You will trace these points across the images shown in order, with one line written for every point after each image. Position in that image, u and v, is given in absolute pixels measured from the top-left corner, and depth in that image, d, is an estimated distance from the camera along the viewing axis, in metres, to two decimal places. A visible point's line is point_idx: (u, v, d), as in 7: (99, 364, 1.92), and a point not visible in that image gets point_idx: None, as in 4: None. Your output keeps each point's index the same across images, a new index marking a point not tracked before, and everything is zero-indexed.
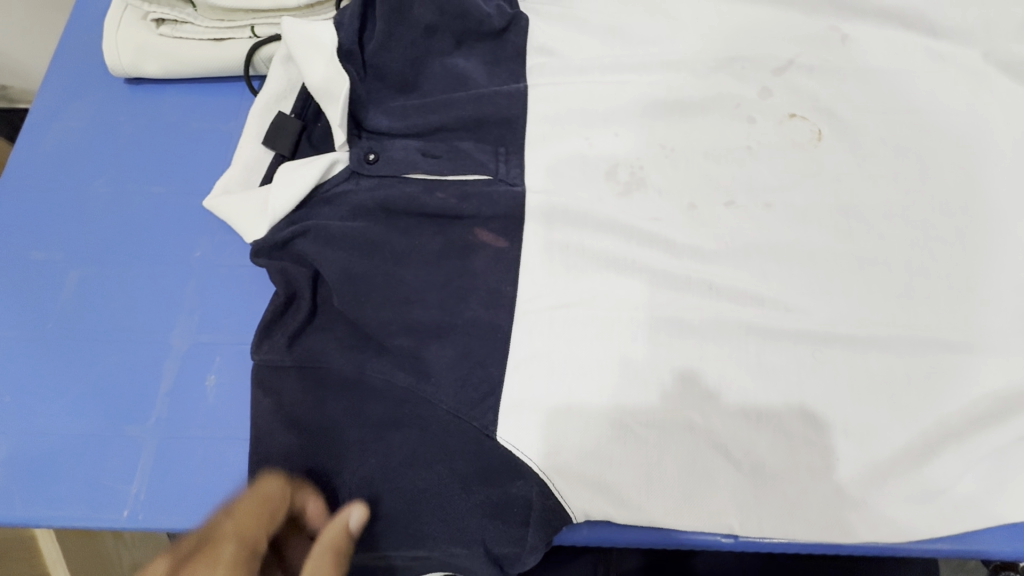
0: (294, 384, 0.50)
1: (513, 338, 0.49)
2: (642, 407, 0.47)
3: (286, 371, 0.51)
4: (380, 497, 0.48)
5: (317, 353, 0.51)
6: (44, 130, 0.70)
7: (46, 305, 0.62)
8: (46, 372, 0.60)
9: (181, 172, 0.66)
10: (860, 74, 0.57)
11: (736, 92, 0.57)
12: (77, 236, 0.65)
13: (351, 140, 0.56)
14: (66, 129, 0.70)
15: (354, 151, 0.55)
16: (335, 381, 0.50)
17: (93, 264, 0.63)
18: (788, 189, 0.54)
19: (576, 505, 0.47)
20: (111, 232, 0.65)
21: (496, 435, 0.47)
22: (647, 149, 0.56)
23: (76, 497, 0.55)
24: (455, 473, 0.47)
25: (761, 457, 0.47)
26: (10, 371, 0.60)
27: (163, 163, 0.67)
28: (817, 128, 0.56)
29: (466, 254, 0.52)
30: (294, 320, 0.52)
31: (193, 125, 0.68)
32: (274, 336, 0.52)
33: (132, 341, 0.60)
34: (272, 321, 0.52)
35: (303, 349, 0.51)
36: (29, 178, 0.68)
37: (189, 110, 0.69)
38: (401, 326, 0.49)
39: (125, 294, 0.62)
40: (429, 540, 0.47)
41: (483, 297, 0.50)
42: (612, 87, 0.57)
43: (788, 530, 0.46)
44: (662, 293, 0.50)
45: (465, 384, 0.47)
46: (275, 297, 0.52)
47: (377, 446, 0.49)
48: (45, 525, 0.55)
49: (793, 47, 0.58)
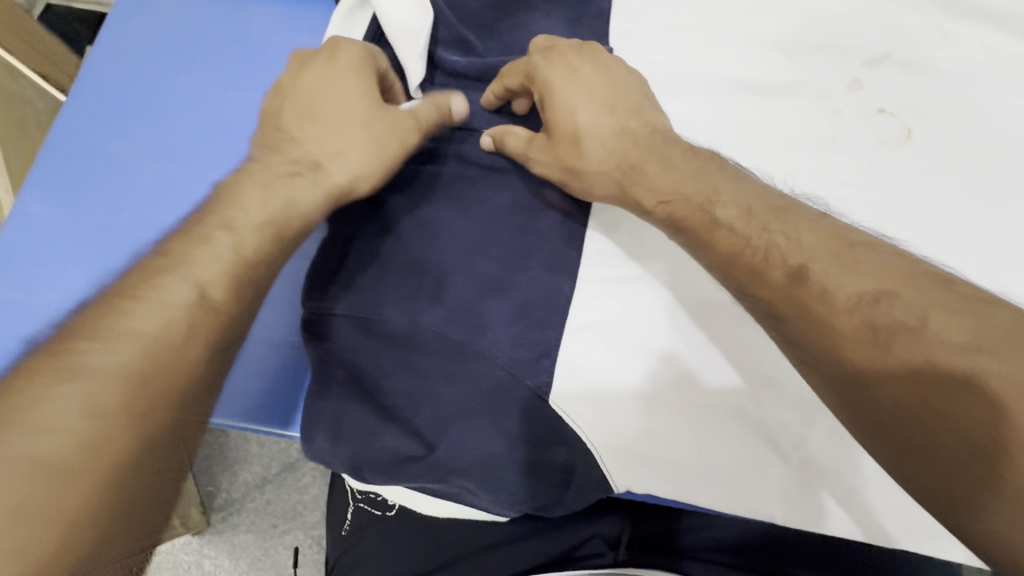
0: (337, 337, 0.47)
1: (574, 303, 0.48)
2: (698, 388, 0.47)
3: (335, 321, 0.48)
4: (440, 456, 0.45)
5: (374, 305, 0.47)
6: (125, 23, 0.66)
7: (120, 193, 0.61)
8: (97, 253, 0.59)
9: (265, 80, 0.64)
10: (957, 75, 0.55)
11: (823, 82, 0.56)
12: (159, 131, 0.63)
13: (423, 86, 0.55)
14: (150, 23, 0.66)
15: (426, 97, 0.54)
16: (386, 335, 0.46)
17: (173, 161, 0.62)
18: (867, 184, 0.53)
19: (620, 479, 0.47)
20: (189, 131, 0.63)
21: (548, 398, 0.46)
22: (728, 128, 0.55)
23: None
24: (500, 430, 0.45)
25: (811, 451, 0.46)
26: (64, 243, 0.60)
27: (247, 69, 0.65)
28: (906, 126, 0.54)
29: (531, 214, 0.51)
30: (346, 266, 0.49)
31: (278, 37, 0.66)
32: (326, 283, 0.49)
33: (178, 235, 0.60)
34: (322, 265, 0.50)
35: (356, 300, 0.47)
36: (108, 69, 0.65)
37: (277, 20, 0.66)
38: (464, 274, 0.48)
39: (177, 193, 0.61)
40: (493, 483, 0.46)
41: (547, 259, 0.49)
42: (698, 60, 0.57)
43: (829, 526, 0.46)
44: (688, 275, 0.49)
45: (522, 342, 0.46)
46: (329, 243, 0.50)
47: (416, 401, 0.46)
48: None
49: (889, 40, 0.56)
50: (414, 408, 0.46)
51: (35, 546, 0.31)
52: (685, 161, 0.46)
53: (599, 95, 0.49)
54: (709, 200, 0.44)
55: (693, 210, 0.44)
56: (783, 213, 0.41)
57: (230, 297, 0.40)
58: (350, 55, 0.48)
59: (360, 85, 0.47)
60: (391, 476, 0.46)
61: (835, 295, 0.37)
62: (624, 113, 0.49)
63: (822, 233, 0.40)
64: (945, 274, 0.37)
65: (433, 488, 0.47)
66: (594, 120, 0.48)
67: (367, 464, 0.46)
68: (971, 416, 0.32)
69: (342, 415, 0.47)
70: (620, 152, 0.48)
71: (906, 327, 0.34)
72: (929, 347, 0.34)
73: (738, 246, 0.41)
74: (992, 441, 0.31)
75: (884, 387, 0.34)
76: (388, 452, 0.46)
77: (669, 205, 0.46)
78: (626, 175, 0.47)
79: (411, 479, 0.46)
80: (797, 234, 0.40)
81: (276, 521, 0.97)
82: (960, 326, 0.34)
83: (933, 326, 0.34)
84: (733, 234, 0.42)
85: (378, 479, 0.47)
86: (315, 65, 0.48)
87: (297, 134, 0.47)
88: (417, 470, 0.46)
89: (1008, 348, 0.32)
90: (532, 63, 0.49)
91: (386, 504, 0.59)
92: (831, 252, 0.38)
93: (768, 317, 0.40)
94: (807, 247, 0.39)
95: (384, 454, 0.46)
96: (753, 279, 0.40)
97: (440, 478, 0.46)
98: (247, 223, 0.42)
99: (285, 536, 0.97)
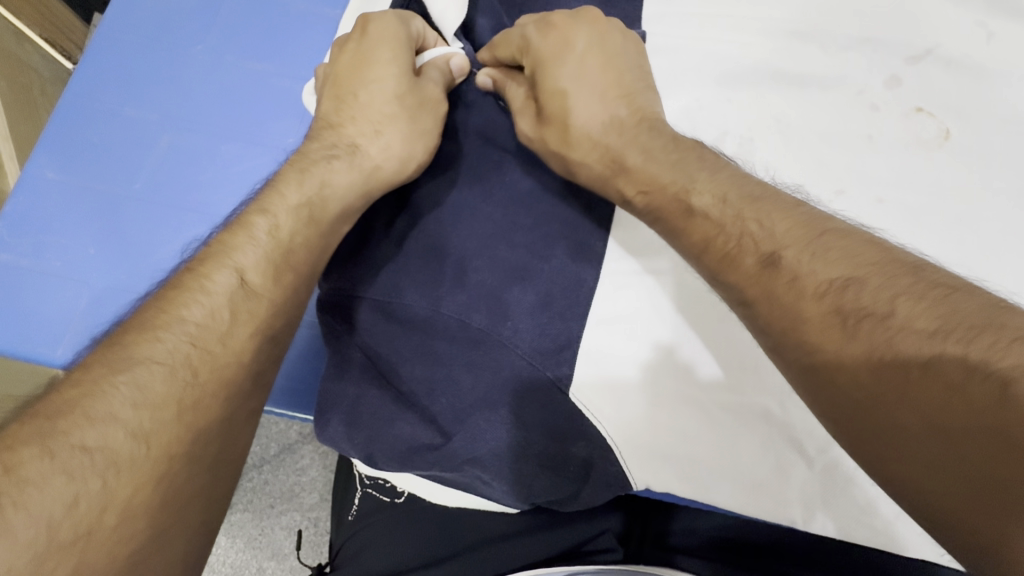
0: (355, 319, 0.46)
1: (597, 295, 0.47)
2: (721, 389, 0.45)
3: (353, 303, 0.46)
4: (456, 446, 0.44)
5: (393, 288, 0.46)
6: None
7: (135, 164, 0.60)
8: (109, 225, 0.58)
9: (283, 51, 0.62)
10: (1001, 76, 0.53)
11: (861, 78, 0.54)
12: (174, 98, 0.61)
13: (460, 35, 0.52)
14: None
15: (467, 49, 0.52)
16: (406, 319, 0.45)
17: (188, 130, 0.60)
18: (903, 185, 0.52)
19: (638, 476, 0.46)
20: (206, 100, 0.61)
21: (569, 391, 0.45)
22: (761, 121, 0.54)
23: None
24: (520, 421, 0.44)
25: (835, 457, 0.45)
26: (75, 211, 0.58)
27: (265, 38, 0.63)
28: (944, 126, 0.53)
29: (557, 201, 0.49)
30: (364, 247, 0.48)
31: (297, 7, 0.63)
32: (344, 264, 0.48)
33: (192, 210, 0.59)
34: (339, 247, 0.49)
35: (374, 282, 0.46)
36: (123, 31, 0.63)
37: None
38: (486, 260, 0.46)
39: (193, 166, 0.60)
40: (511, 475, 0.45)
41: (572, 248, 0.48)
42: (735, 48, 0.55)
43: (849, 534, 0.45)
44: (693, 272, 0.47)
45: (545, 332, 0.45)
46: None
47: (433, 389, 0.44)
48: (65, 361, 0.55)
49: (933, 36, 0.54)
50: (431, 396, 0.44)
51: (91, 542, 0.29)
52: (664, 153, 0.44)
53: (595, 78, 0.46)
54: (686, 187, 0.42)
55: (668, 200, 0.43)
56: (757, 202, 0.39)
57: (269, 282, 0.39)
58: (381, 30, 0.46)
59: (391, 64, 0.46)
60: (405, 463, 0.45)
61: (805, 282, 0.35)
62: (614, 102, 0.47)
63: (793, 222, 0.37)
64: (914, 262, 0.33)
65: (449, 477, 0.46)
66: (585, 103, 0.46)
67: (382, 451, 0.45)
68: (937, 403, 0.28)
69: (358, 399, 0.45)
70: (606, 143, 0.46)
71: (873, 313, 0.32)
72: (892, 335, 0.30)
73: (712, 233, 0.40)
74: (961, 422, 0.26)
75: (842, 375, 0.32)
76: (403, 439, 0.45)
77: (648, 196, 0.44)
78: (609, 166, 0.46)
79: (424, 467, 0.45)
80: (771, 224, 0.38)
81: (274, 502, 0.96)
82: (927, 312, 0.30)
83: (901, 312, 0.31)
84: (709, 223, 0.40)
85: (392, 465, 0.45)
86: (349, 48, 0.47)
87: (339, 120, 0.47)
88: (431, 458, 0.44)
89: (974, 332, 0.28)
90: (524, 36, 0.47)
91: (395, 491, 0.58)
92: (800, 240, 0.36)
93: (740, 307, 0.38)
94: (779, 238, 0.37)
95: (399, 441, 0.45)
96: (725, 265, 0.39)
97: (455, 468, 0.44)
98: (285, 207, 0.42)
99: (282, 517, 0.96)
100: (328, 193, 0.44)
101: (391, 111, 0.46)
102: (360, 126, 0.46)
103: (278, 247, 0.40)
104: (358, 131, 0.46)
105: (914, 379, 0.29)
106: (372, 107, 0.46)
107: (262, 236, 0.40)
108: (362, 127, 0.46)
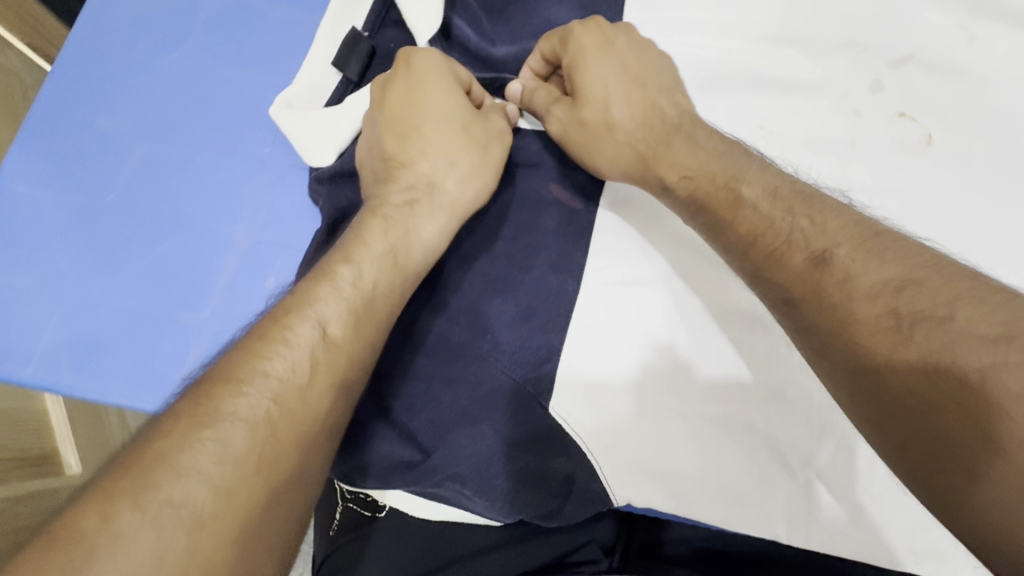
0: None
1: (577, 307, 0.46)
2: (704, 401, 0.45)
3: None
4: (436, 463, 0.43)
5: None
6: None
7: (107, 174, 0.59)
8: (81, 237, 0.57)
9: (260, 59, 0.61)
10: (986, 80, 0.52)
11: (844, 82, 0.54)
12: (147, 106, 0.60)
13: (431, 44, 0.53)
14: None
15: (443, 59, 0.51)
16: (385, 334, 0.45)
17: (160, 140, 0.59)
18: (885, 192, 0.51)
19: (620, 492, 0.45)
20: (180, 110, 0.60)
21: (550, 407, 0.44)
22: (745, 127, 0.54)
23: (118, 376, 0.54)
24: (500, 436, 0.43)
25: (820, 468, 0.44)
26: (45, 223, 0.57)
27: (242, 45, 0.62)
28: (928, 131, 0.52)
29: (537, 211, 0.48)
30: None
31: (273, 14, 0.62)
32: None
33: (165, 220, 0.57)
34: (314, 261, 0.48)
35: None
36: (96, 39, 0.62)
37: None
38: (467, 273, 0.46)
39: (166, 176, 0.59)
40: (493, 491, 0.44)
41: (552, 259, 0.47)
42: (718, 53, 0.55)
43: (835, 547, 0.44)
44: (676, 282, 0.47)
45: (525, 346, 0.45)
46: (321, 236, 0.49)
47: (412, 404, 0.44)
48: (33, 379, 0.54)
49: (915, 40, 0.54)
50: (410, 411, 0.44)
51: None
52: (710, 143, 0.44)
53: (632, 75, 0.47)
54: (734, 177, 0.42)
55: (717, 187, 0.42)
56: (809, 198, 0.39)
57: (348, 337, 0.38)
58: (424, 61, 0.47)
59: (449, 96, 0.46)
60: (384, 481, 0.44)
61: (857, 281, 0.34)
62: (652, 92, 0.47)
63: (848, 221, 0.37)
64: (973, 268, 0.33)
65: (431, 493, 0.46)
66: (622, 92, 0.47)
67: (359, 470, 0.44)
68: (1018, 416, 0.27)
69: None
70: (648, 126, 0.46)
71: (932, 317, 0.31)
72: (951, 338, 0.30)
73: (761, 227, 0.39)
74: None
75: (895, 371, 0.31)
76: (381, 457, 0.44)
77: (692, 180, 0.43)
78: (650, 149, 0.45)
79: (404, 485, 0.44)
80: (824, 219, 0.38)
81: None
82: (988, 317, 0.29)
83: (962, 316, 0.30)
84: (758, 214, 0.40)
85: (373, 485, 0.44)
86: (396, 82, 0.47)
87: (405, 159, 0.46)
88: (410, 476, 0.43)
89: None
90: (567, 28, 0.48)
91: (377, 506, 0.58)
92: (855, 238, 0.36)
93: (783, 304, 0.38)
94: (832, 234, 0.37)
95: (377, 460, 0.44)
96: (771, 263, 0.38)
97: (436, 484, 0.44)
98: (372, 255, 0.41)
99: None
100: (410, 243, 0.43)
101: (459, 135, 0.46)
102: (422, 154, 0.46)
103: (363, 294, 0.39)
104: (424, 159, 0.46)
105: (969, 391, 0.28)
106: (436, 132, 0.46)
107: (347, 285, 0.39)
108: (431, 152, 0.46)
